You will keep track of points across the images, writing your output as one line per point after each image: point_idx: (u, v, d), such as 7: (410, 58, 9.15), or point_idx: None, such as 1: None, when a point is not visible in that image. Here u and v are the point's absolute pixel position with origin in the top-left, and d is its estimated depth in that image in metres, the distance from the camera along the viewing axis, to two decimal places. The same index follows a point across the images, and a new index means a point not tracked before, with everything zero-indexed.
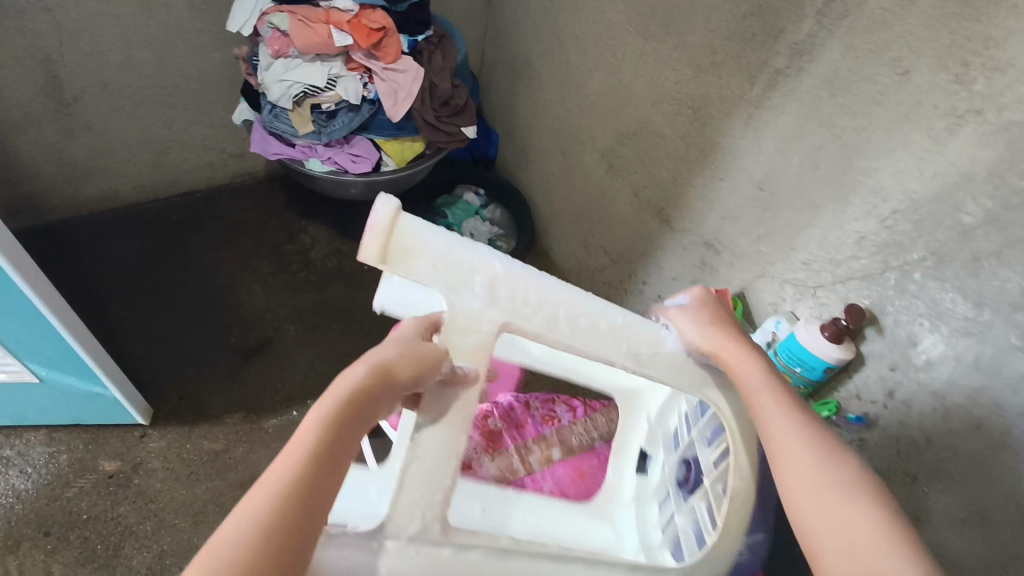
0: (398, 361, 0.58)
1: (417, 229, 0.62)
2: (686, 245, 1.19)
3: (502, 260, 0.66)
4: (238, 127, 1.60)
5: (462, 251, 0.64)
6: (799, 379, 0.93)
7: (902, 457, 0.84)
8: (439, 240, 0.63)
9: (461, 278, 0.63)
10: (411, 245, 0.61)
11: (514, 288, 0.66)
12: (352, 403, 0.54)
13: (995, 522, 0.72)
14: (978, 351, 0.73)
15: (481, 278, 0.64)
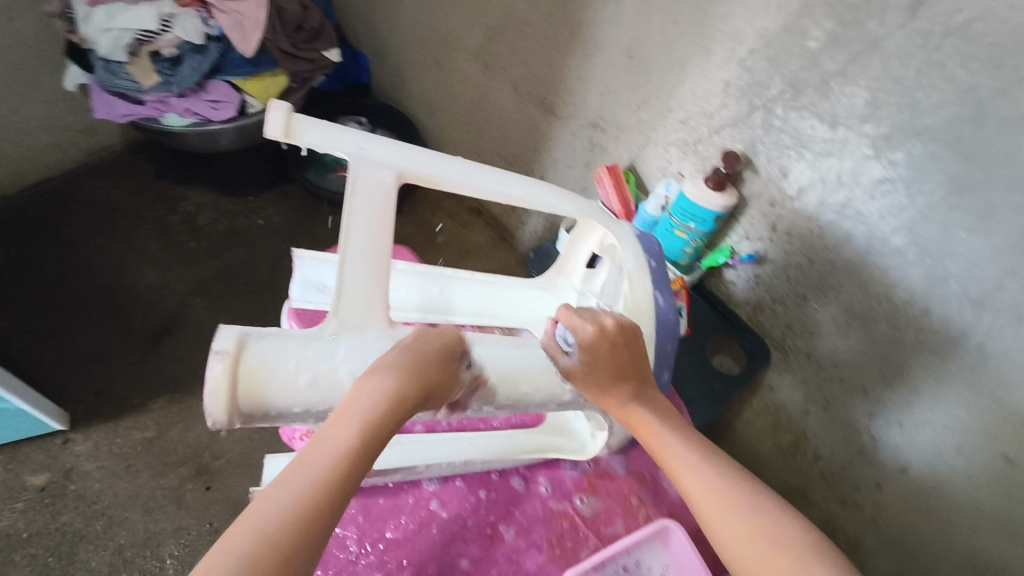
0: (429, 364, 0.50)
1: (251, 372, 0.46)
2: (572, 130, 1.20)
3: (348, 362, 0.49)
4: (76, 97, 1.44)
5: (316, 368, 0.47)
6: (694, 234, 0.98)
7: (792, 281, 0.96)
8: (291, 361, 0.47)
9: (326, 399, 0.48)
10: (257, 388, 0.46)
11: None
12: (383, 419, 0.45)
13: (874, 318, 0.87)
14: (838, 169, 0.81)
15: (340, 385, 0.49)
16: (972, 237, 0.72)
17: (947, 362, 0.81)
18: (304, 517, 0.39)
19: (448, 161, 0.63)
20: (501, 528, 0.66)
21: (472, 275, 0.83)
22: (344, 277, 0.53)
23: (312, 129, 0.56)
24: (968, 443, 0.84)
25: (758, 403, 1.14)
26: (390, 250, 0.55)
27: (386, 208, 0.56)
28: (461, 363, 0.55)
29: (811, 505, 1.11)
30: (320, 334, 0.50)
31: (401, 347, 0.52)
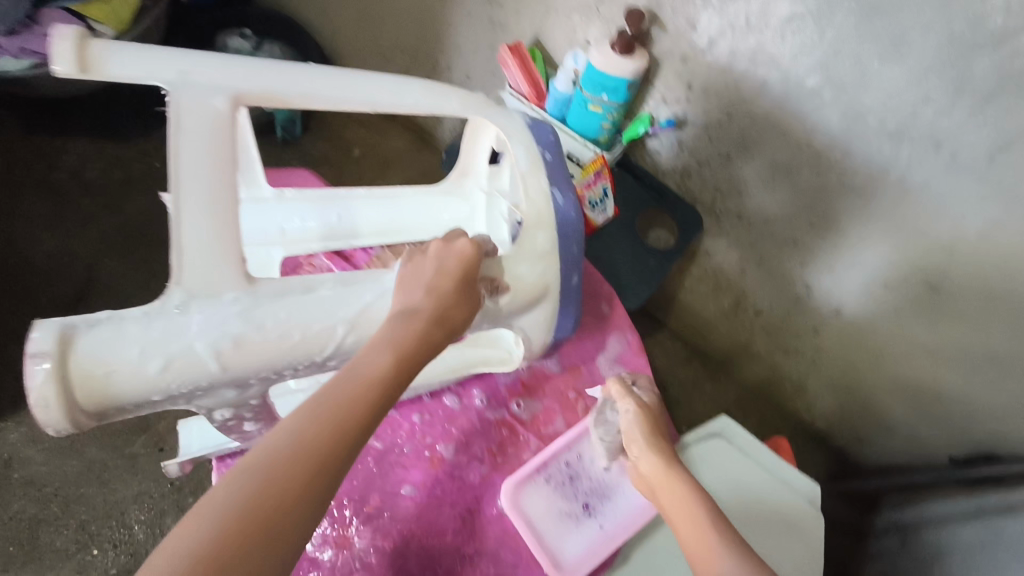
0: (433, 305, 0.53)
1: (87, 362, 0.42)
2: (469, 9, 1.08)
3: (204, 323, 0.46)
4: None
5: (165, 350, 0.44)
6: (608, 107, 0.91)
7: (714, 142, 0.91)
8: (126, 349, 0.43)
9: (183, 376, 0.46)
10: (98, 382, 0.43)
11: (251, 344, 0.48)
12: (401, 357, 0.49)
13: (797, 168, 0.84)
14: (746, 12, 0.75)
15: (199, 354, 0.46)
16: (885, 66, 0.68)
17: (871, 201, 0.80)
18: (336, 433, 0.43)
19: (289, 74, 0.58)
20: (439, 448, 0.72)
21: (361, 191, 0.74)
22: (183, 233, 0.47)
23: (114, 56, 0.50)
24: (895, 277, 0.85)
25: (696, 269, 1.13)
26: (233, 192, 0.50)
27: (222, 142, 0.50)
28: (332, 312, 0.52)
29: (757, 357, 1.16)
30: (162, 310, 0.45)
31: (263, 304, 0.49)
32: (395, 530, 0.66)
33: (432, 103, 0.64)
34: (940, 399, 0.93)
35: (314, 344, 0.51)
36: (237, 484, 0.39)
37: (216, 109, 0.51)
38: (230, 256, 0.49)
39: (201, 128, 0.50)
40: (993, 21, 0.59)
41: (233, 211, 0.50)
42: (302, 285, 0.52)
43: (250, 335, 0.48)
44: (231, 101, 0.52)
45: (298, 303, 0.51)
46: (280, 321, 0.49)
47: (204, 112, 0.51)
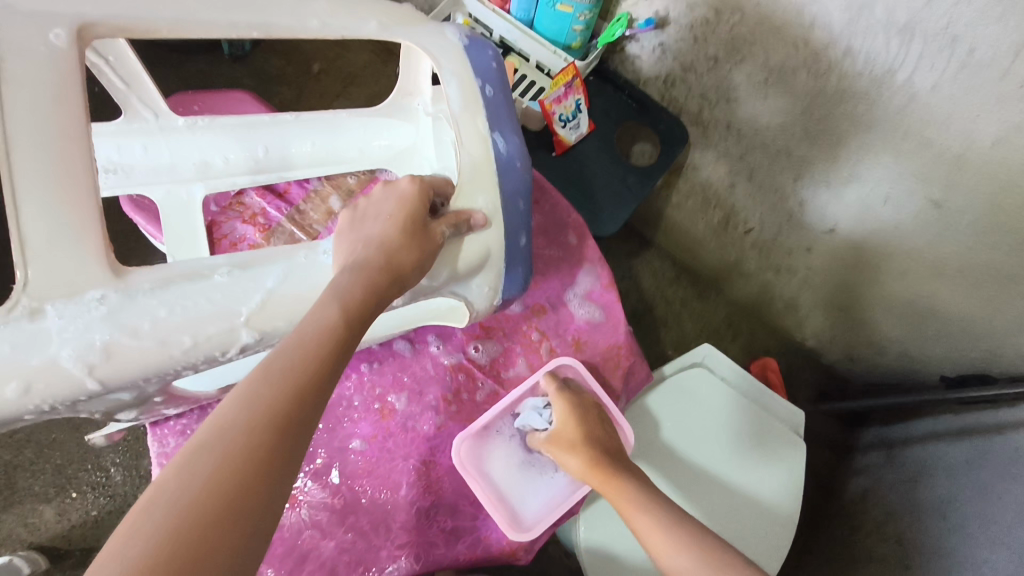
0: (400, 252, 0.51)
1: None
2: None
3: (64, 331, 0.40)
4: None
5: (16, 369, 0.38)
6: (579, 6, 0.80)
7: (700, 43, 0.81)
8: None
9: (46, 391, 0.40)
10: None
11: (125, 351, 0.41)
12: (356, 304, 0.46)
13: (791, 70, 0.74)
14: None
15: (65, 366, 0.40)
16: None
17: (874, 106, 0.70)
18: (295, 394, 0.39)
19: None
20: (391, 399, 0.75)
21: (287, 115, 0.65)
22: (21, 216, 0.39)
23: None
24: (896, 191, 0.77)
25: (684, 185, 1.04)
26: (83, 161, 0.42)
27: (61, 95, 0.41)
28: (226, 306, 0.45)
29: (748, 275, 1.09)
30: (9, 319, 0.39)
31: (136, 302, 0.42)
32: (344, 486, 0.72)
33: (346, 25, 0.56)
34: (935, 319, 0.87)
35: (210, 344, 0.45)
36: (191, 468, 0.34)
37: (53, 47, 0.42)
38: (91, 240, 0.41)
39: (34, 78, 0.41)
40: None
41: (87, 184, 0.42)
42: (189, 272, 0.45)
43: (121, 341, 0.41)
44: (72, 35, 0.42)
45: (181, 294, 0.44)
46: (157, 319, 0.43)
47: (35, 54, 0.41)
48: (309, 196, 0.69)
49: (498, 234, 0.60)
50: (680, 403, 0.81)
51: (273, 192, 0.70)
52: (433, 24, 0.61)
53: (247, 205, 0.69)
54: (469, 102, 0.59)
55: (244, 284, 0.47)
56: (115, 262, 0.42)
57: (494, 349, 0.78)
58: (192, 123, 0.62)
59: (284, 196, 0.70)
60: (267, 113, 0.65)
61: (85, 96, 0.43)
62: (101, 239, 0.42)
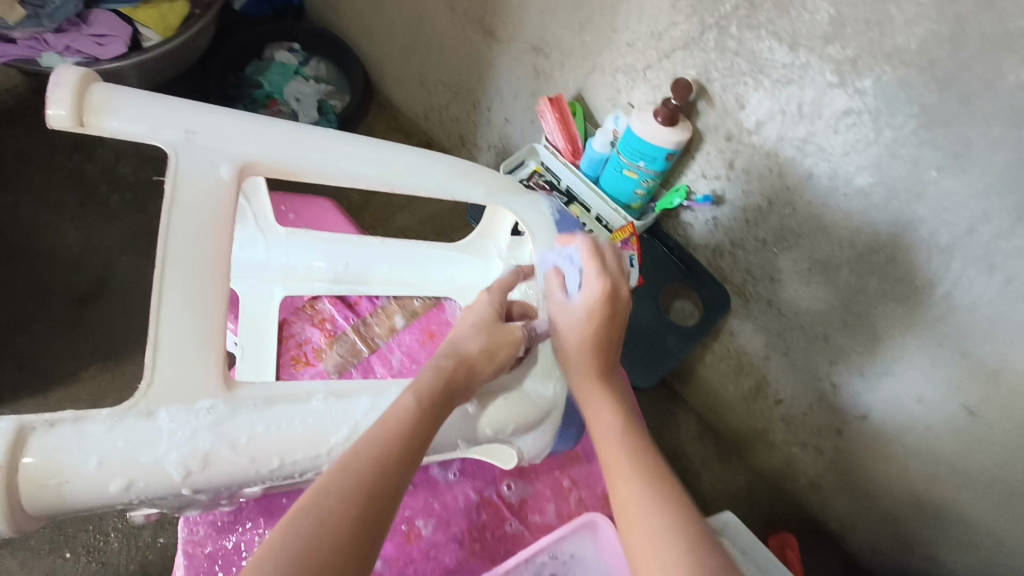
0: (479, 356, 0.59)
1: (46, 464, 0.43)
2: (515, 55, 1.05)
3: (173, 434, 0.46)
4: None
5: (120, 461, 0.44)
6: (644, 174, 0.88)
7: (751, 225, 0.87)
8: (83, 460, 0.44)
9: (146, 487, 0.46)
10: (51, 489, 0.43)
11: (220, 461, 0.48)
12: (431, 410, 0.53)
13: (837, 265, 0.79)
14: (799, 98, 0.70)
15: (169, 466, 0.46)
16: (943, 178, 0.63)
17: (914, 312, 0.74)
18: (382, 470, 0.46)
19: (298, 140, 0.59)
20: (418, 523, 0.72)
21: (376, 240, 0.76)
22: (159, 326, 0.48)
23: (115, 108, 0.52)
24: (930, 394, 0.79)
25: (718, 347, 1.07)
26: (219, 282, 0.51)
27: (215, 219, 0.52)
28: (315, 429, 0.51)
29: (772, 445, 1.09)
30: (128, 413, 0.46)
31: (239, 415, 0.49)
32: None
33: (452, 186, 0.67)
34: (963, 526, 0.86)
35: (293, 466, 0.51)
36: (311, 513, 0.42)
37: (218, 177, 0.53)
38: (211, 351, 0.49)
39: (198, 205, 0.51)
40: None
41: (216, 303, 0.50)
42: (290, 395, 0.52)
43: (222, 452, 0.48)
44: (234, 169, 0.54)
45: (277, 415, 0.50)
46: (254, 434, 0.49)
47: (203, 185, 0.52)
48: (376, 311, 0.78)
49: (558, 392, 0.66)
50: None
51: (342, 301, 0.78)
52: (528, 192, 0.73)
53: (318, 309, 0.77)
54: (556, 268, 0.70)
55: (339, 412, 0.53)
56: (226, 377, 0.50)
57: (526, 490, 0.77)
58: (297, 233, 0.73)
59: (352, 306, 0.78)
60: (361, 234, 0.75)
61: (234, 219, 0.53)
62: (218, 347, 0.50)
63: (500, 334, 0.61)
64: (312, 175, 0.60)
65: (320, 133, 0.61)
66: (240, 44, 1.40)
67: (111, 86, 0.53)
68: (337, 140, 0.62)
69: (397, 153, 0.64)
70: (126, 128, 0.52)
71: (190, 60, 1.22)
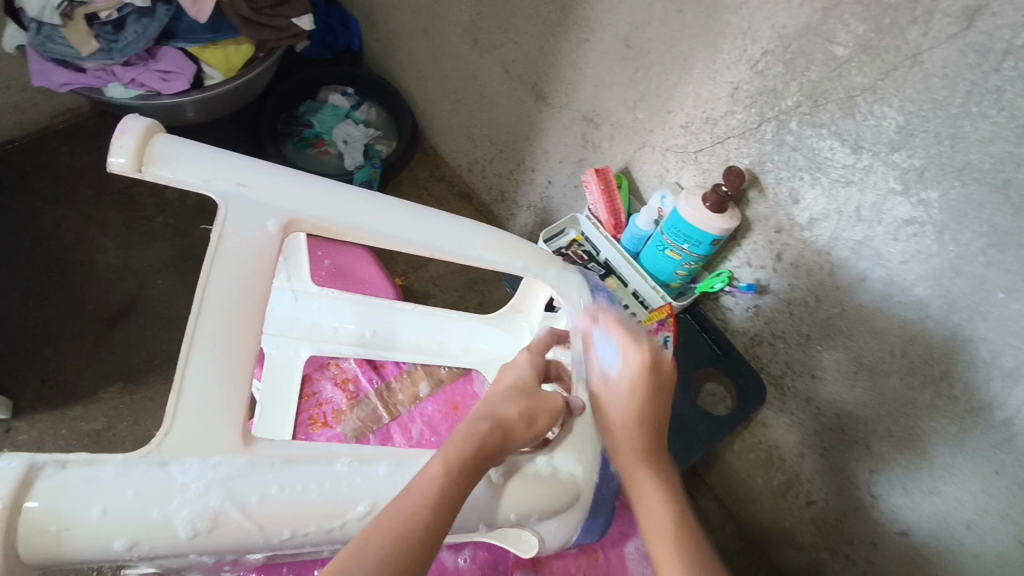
0: (517, 422, 0.57)
1: (49, 511, 0.39)
2: (565, 122, 1.05)
3: (188, 489, 0.43)
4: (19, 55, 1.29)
5: (126, 513, 0.41)
6: (687, 256, 0.85)
7: (795, 318, 0.83)
8: (89, 507, 0.40)
9: (149, 543, 0.42)
10: (48, 541, 0.39)
11: (229, 524, 0.44)
12: (465, 484, 0.49)
13: (885, 371, 0.75)
14: (859, 201, 0.68)
15: (177, 524, 0.42)
16: (1011, 300, 0.60)
17: (968, 433, 0.70)
18: (408, 553, 0.43)
19: (348, 200, 0.58)
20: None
21: (408, 305, 0.76)
22: (184, 378, 0.46)
23: (173, 158, 0.52)
24: (981, 521, 0.73)
25: (748, 436, 1.02)
26: (251, 336, 0.49)
27: (256, 268, 0.51)
28: (331, 498, 0.47)
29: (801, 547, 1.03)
30: (142, 461, 0.43)
31: (255, 473, 0.46)
32: None
33: (494, 258, 0.65)
34: None
35: (304, 537, 0.47)
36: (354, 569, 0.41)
37: (265, 231, 0.52)
38: (235, 405, 0.47)
39: (240, 256, 0.50)
40: None
41: (245, 357, 0.48)
42: (311, 458, 0.49)
43: (234, 512, 0.44)
44: (281, 225, 0.53)
45: (296, 475, 0.47)
46: (267, 496, 0.46)
47: (249, 235, 0.51)
48: (401, 375, 0.77)
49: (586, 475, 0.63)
50: None
51: (369, 362, 0.77)
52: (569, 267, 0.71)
53: (342, 368, 0.76)
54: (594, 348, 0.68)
55: (360, 477, 0.49)
56: (246, 433, 0.47)
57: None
58: (332, 295, 0.74)
59: (378, 368, 0.77)
60: (394, 299, 0.76)
61: (273, 274, 0.51)
62: (242, 405, 0.48)
63: (540, 402, 0.60)
64: (354, 236, 0.59)
65: (370, 196, 0.60)
66: (297, 83, 1.44)
67: (172, 138, 0.53)
68: (385, 203, 0.60)
69: (444, 221, 0.63)
70: (179, 174, 0.52)
71: (247, 97, 1.25)
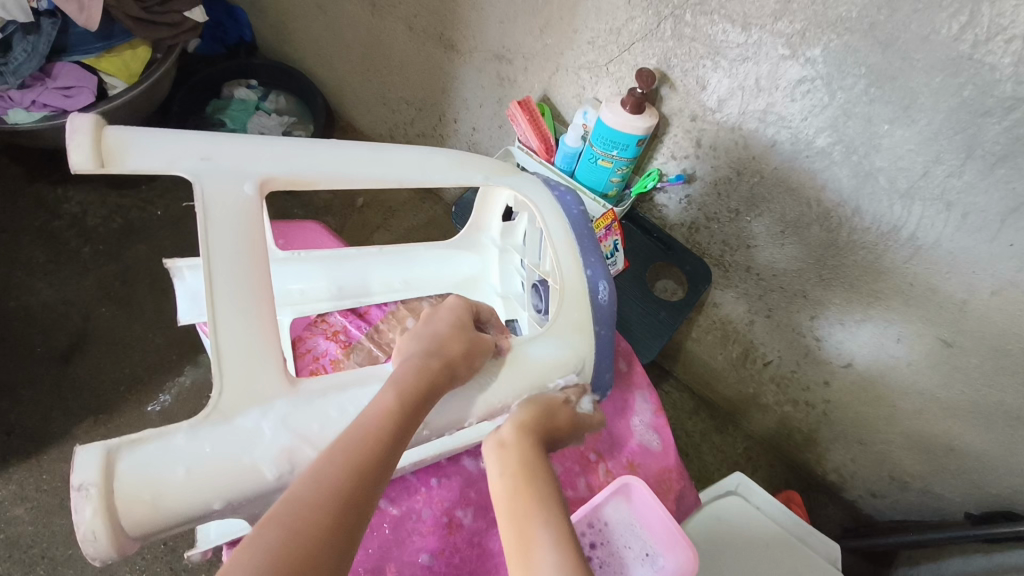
0: (455, 351, 0.58)
1: (139, 480, 0.44)
2: (477, 65, 1.09)
3: (260, 433, 0.49)
4: None
5: (205, 466, 0.46)
6: (619, 162, 0.91)
7: (723, 197, 0.92)
8: (174, 471, 0.45)
9: (240, 490, 0.48)
10: (144, 507, 0.44)
11: (304, 458, 0.50)
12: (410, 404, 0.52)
13: (807, 223, 0.85)
14: (756, 74, 0.76)
15: (262, 464, 0.49)
16: (895, 129, 0.69)
17: (882, 257, 0.80)
18: (351, 479, 0.44)
19: (306, 151, 0.62)
20: (458, 513, 0.73)
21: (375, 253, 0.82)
22: (218, 338, 0.50)
23: (132, 146, 0.53)
24: (907, 332, 0.85)
25: (703, 320, 1.12)
26: (263, 285, 0.53)
27: (250, 225, 0.54)
28: None
29: (766, 407, 1.16)
30: (206, 423, 0.48)
31: (307, 405, 0.52)
32: None
33: (455, 175, 0.71)
34: (953, 453, 0.94)
35: None
36: (301, 495, 0.42)
37: (244, 192, 0.55)
38: (271, 352, 0.52)
39: (230, 221, 0.53)
40: (1002, 87, 0.60)
41: (263, 302, 0.52)
42: (358, 382, 0.56)
43: (305, 448, 0.50)
44: (257, 186, 0.57)
45: (348, 400, 0.54)
46: (326, 420, 0.52)
47: (230, 200, 0.54)
48: (387, 317, 0.83)
49: (582, 347, 0.70)
50: (723, 534, 0.82)
51: (353, 312, 0.83)
52: (521, 173, 0.77)
53: (330, 323, 0.81)
54: (562, 230, 0.74)
55: None
56: (288, 374, 0.53)
57: (555, 470, 0.82)
58: (307, 257, 0.78)
59: (363, 317, 0.83)
60: (362, 249, 0.81)
61: (266, 225, 0.55)
62: (275, 348, 0.53)
63: (475, 336, 0.61)
64: (326, 182, 0.63)
65: (326, 143, 0.64)
66: (196, 83, 1.40)
67: (119, 128, 0.54)
68: (341, 147, 0.65)
69: (400, 154, 0.68)
70: (142, 160, 0.54)
71: (153, 104, 1.22)
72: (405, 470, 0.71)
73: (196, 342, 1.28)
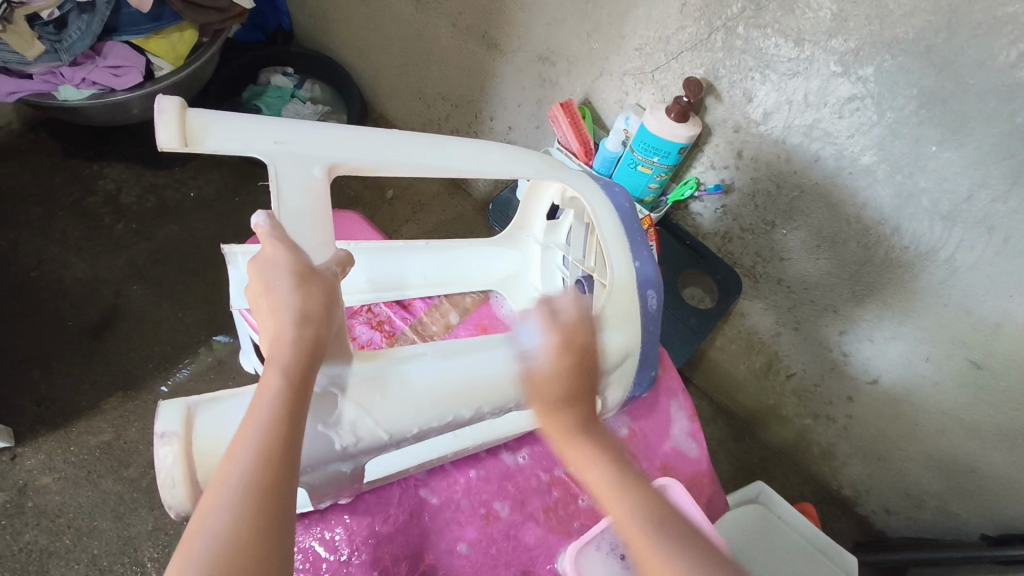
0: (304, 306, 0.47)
1: (217, 435, 0.47)
2: (519, 65, 1.10)
3: (326, 400, 0.52)
4: None
5: None
6: (658, 169, 0.92)
7: (760, 210, 0.93)
8: None
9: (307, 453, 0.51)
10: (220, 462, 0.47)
11: (366, 427, 0.53)
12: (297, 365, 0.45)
13: (844, 239, 0.86)
14: (805, 89, 0.77)
15: (330, 430, 0.52)
16: (942, 151, 0.70)
17: (918, 275, 0.81)
18: (278, 446, 0.41)
19: (371, 140, 0.63)
20: (496, 506, 0.74)
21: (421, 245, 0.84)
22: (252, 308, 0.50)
23: (213, 129, 0.55)
24: (936, 352, 0.86)
25: (729, 329, 1.12)
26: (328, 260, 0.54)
27: (316, 200, 0.56)
28: (434, 392, 0.57)
29: (786, 419, 1.17)
30: None
31: (373, 376, 0.54)
32: None
33: (505, 167, 0.72)
34: (974, 475, 0.95)
35: (428, 419, 0.57)
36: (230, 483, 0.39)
37: (313, 176, 0.57)
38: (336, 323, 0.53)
39: (302, 202, 0.56)
40: None
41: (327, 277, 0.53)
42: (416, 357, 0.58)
43: (364, 417, 0.53)
44: (326, 169, 0.59)
45: (405, 375, 0.56)
46: (387, 394, 0.54)
47: (298, 180, 0.57)
48: (431, 310, 0.86)
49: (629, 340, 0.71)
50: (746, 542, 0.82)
51: (398, 303, 0.85)
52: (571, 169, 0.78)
53: (375, 313, 0.83)
54: (610, 225, 0.75)
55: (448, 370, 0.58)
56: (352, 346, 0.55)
57: None
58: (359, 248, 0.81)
59: (407, 308, 0.85)
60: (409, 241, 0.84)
61: (332, 207, 0.57)
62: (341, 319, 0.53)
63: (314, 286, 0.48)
64: (387, 170, 0.64)
65: (387, 133, 0.65)
66: (235, 68, 1.42)
67: (200, 110, 0.55)
68: (401, 136, 0.66)
69: (459, 143, 0.69)
70: (221, 142, 0.55)
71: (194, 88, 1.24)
72: (446, 458, 0.73)
73: (224, 324, 1.30)
